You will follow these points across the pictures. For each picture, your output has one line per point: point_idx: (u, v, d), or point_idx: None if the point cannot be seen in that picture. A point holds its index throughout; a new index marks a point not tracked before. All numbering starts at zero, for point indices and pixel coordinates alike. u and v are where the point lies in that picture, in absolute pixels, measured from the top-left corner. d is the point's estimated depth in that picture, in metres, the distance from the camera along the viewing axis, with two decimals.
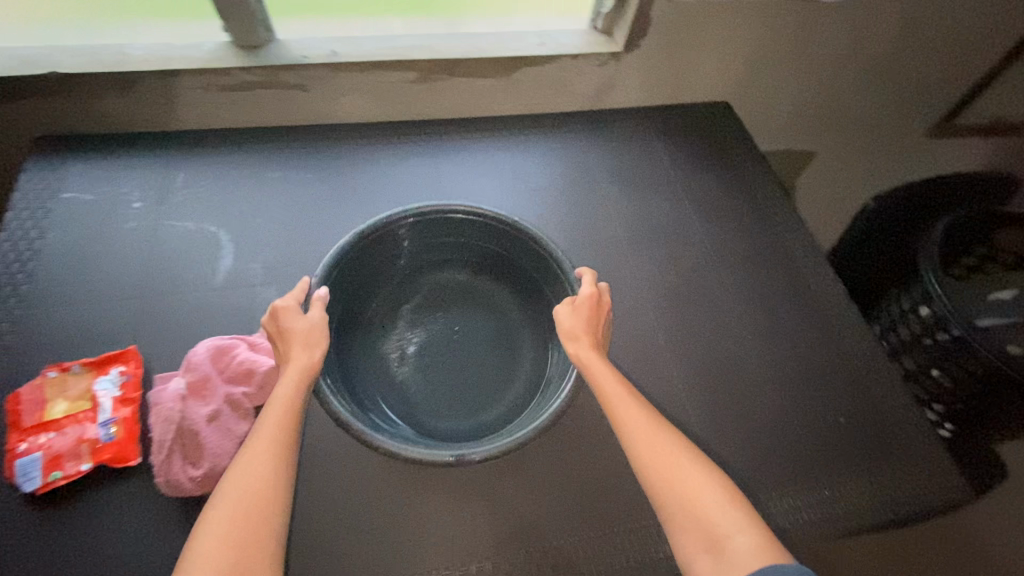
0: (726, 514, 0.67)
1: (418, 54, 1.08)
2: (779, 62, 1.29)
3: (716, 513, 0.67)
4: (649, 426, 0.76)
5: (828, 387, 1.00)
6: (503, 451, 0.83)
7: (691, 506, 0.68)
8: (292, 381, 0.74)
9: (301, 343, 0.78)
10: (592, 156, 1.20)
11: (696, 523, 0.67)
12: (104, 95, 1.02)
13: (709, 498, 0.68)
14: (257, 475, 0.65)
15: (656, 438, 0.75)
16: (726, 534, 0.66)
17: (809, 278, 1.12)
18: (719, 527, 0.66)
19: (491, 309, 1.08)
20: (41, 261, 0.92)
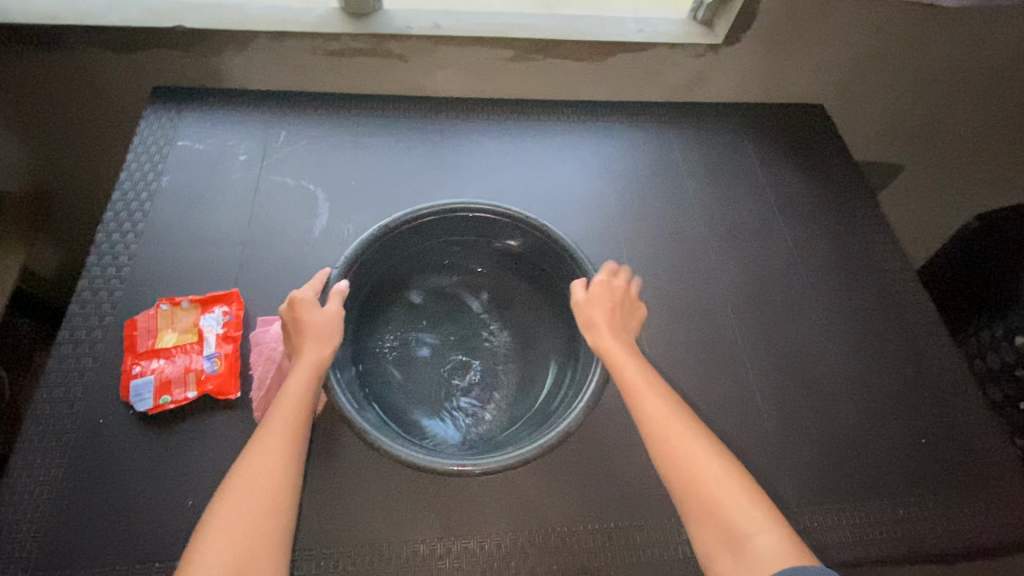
0: (747, 512, 0.65)
1: (517, 33, 1.10)
2: (883, 68, 1.24)
3: (739, 514, 0.65)
4: (671, 419, 0.73)
5: (909, 407, 0.97)
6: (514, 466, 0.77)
7: (710, 504, 0.67)
8: (302, 378, 0.71)
9: (312, 340, 0.75)
10: (678, 148, 1.19)
11: (716, 519, 0.66)
12: (221, 52, 1.08)
13: (728, 495, 0.67)
14: (267, 471, 0.64)
15: (674, 430, 0.72)
16: (746, 534, 0.64)
17: (896, 295, 1.08)
18: (739, 526, 0.64)
19: (520, 315, 0.96)
20: (157, 202, 0.99)
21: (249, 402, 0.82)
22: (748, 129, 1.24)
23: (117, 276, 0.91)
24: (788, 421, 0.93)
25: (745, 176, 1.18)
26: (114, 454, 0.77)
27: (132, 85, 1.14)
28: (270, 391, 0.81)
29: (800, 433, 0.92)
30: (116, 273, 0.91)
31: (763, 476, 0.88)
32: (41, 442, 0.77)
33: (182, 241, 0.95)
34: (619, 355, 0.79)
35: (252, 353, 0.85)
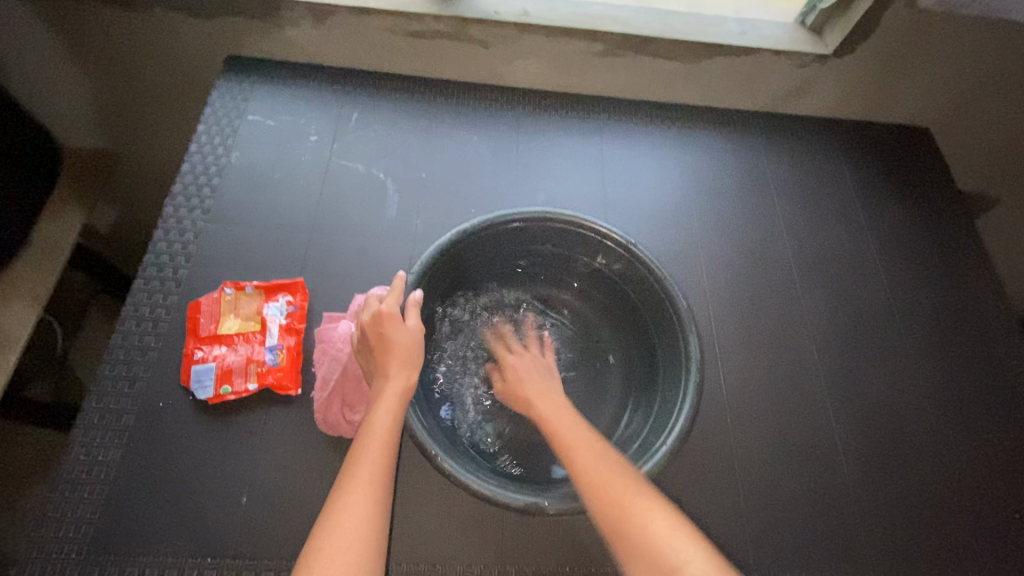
0: (668, 535, 0.53)
1: (610, 27, 1.02)
2: (1007, 94, 1.12)
3: (660, 538, 0.53)
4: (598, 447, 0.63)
5: (1003, 474, 0.88)
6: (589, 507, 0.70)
7: (629, 529, 0.54)
8: (392, 404, 0.64)
9: (399, 362, 0.68)
10: (767, 165, 1.11)
11: (638, 546, 0.53)
12: (298, 25, 1.03)
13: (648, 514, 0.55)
14: (356, 526, 0.53)
15: (594, 451, 0.62)
16: (675, 562, 0.51)
17: (998, 349, 0.99)
18: (663, 554, 0.52)
19: (587, 338, 0.91)
20: (226, 179, 0.96)
21: (310, 400, 0.79)
22: (846, 150, 1.14)
23: (183, 253, 0.89)
24: (871, 477, 0.86)
25: (838, 202, 1.09)
26: (172, 440, 0.76)
27: (207, 53, 1.10)
28: (335, 394, 0.78)
29: (882, 492, 0.85)
30: (182, 250, 0.89)
31: (837, 533, 0.82)
32: (101, 420, 0.76)
33: (248, 223, 0.92)
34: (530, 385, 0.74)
35: (315, 350, 0.82)
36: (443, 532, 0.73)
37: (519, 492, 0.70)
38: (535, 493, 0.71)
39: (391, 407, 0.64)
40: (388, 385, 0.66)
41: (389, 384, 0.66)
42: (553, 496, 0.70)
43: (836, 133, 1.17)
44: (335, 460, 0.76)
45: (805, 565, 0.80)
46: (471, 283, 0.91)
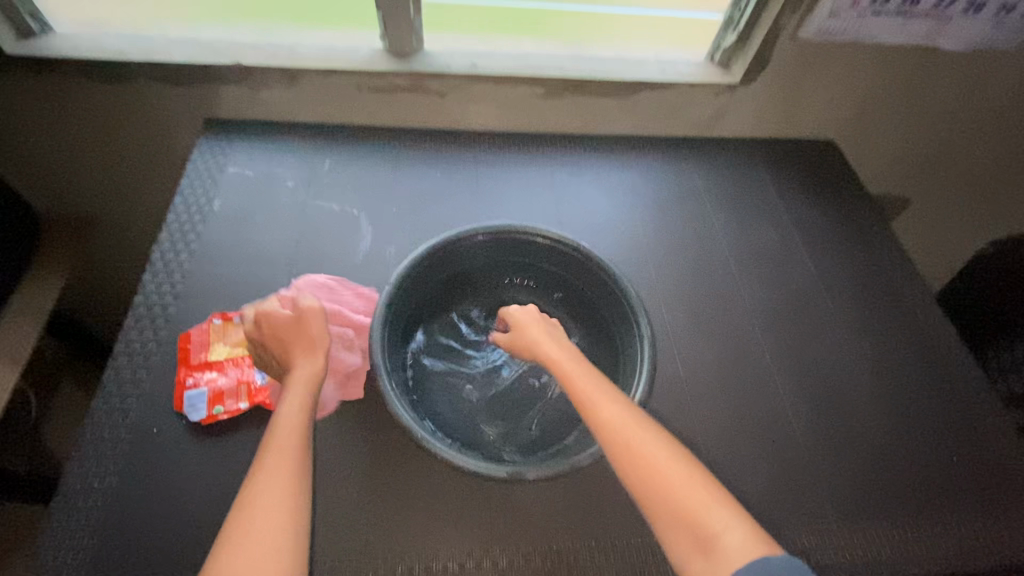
0: (712, 511, 0.61)
1: (547, 73, 1.17)
2: (890, 106, 1.31)
3: (704, 514, 0.61)
4: (631, 421, 0.69)
5: (938, 425, 0.98)
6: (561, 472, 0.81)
7: (678, 506, 0.62)
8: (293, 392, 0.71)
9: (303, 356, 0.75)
10: (697, 179, 1.26)
11: (685, 522, 0.61)
12: (272, 87, 1.15)
13: (693, 496, 0.62)
14: (268, 490, 0.61)
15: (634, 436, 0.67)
16: (715, 531, 0.60)
17: (917, 316, 1.12)
18: (706, 524, 0.60)
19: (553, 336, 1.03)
20: (209, 225, 1.04)
21: None
22: (763, 164, 1.31)
23: (171, 292, 0.95)
24: (822, 439, 0.95)
25: (764, 205, 1.24)
26: (167, 463, 0.79)
27: (185, 118, 1.20)
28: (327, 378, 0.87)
29: (835, 452, 0.93)
30: (170, 290, 0.95)
31: (798, 491, 0.89)
32: (96, 450, 0.79)
33: (232, 261, 1.00)
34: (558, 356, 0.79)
35: None
36: (436, 520, 0.77)
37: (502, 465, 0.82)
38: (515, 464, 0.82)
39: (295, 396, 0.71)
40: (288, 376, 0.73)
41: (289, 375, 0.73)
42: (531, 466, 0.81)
43: (754, 148, 1.34)
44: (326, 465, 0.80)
45: (775, 522, 0.86)
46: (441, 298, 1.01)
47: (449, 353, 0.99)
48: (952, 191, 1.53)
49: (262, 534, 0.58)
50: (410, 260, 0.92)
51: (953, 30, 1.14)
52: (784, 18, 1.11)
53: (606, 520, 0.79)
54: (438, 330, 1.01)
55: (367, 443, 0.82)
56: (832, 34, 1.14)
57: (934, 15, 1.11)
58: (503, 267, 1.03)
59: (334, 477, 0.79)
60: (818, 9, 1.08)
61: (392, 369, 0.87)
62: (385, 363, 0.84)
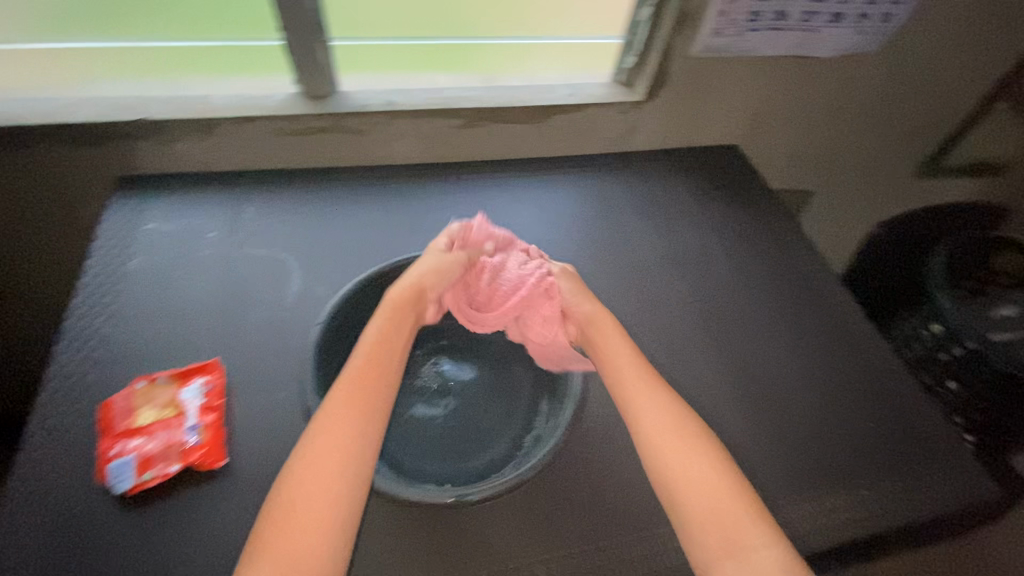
0: (749, 526, 0.77)
1: (463, 104, 1.21)
2: (780, 110, 1.44)
3: (741, 529, 0.77)
4: (679, 437, 0.84)
5: (854, 395, 1.07)
6: (506, 489, 0.84)
7: (716, 517, 0.78)
8: (344, 420, 0.79)
9: (350, 380, 0.84)
10: (618, 192, 1.33)
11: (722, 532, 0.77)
12: (185, 139, 1.13)
13: (728, 509, 0.78)
14: (339, 439, 0.78)
15: (689, 452, 0.83)
16: (753, 545, 0.76)
17: (826, 297, 1.22)
18: (743, 536, 0.76)
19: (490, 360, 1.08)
20: (126, 284, 1.00)
21: (238, 468, 0.81)
22: (676, 171, 1.40)
23: (88, 359, 0.90)
24: (752, 424, 1.01)
25: (681, 210, 1.32)
26: (96, 541, 0.75)
27: (94, 176, 1.16)
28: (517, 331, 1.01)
29: (765, 433, 1.00)
30: (87, 356, 0.91)
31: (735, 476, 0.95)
32: (15, 538, 0.74)
33: (154, 319, 0.96)
34: (623, 350, 0.93)
35: (236, 422, 0.85)
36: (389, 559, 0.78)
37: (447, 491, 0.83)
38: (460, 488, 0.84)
39: (344, 423, 0.79)
40: (330, 402, 0.81)
41: (333, 399, 0.82)
42: (476, 487, 0.84)
43: (665, 158, 1.43)
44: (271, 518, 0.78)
45: None
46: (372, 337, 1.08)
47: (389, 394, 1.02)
48: (845, 181, 1.69)
49: (331, 469, 0.75)
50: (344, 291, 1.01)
51: (821, 39, 1.27)
52: (674, 39, 1.20)
53: (558, 530, 0.81)
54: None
55: None
56: (718, 51, 1.24)
57: (803, 27, 1.23)
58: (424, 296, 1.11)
59: None
60: (701, 29, 1.18)
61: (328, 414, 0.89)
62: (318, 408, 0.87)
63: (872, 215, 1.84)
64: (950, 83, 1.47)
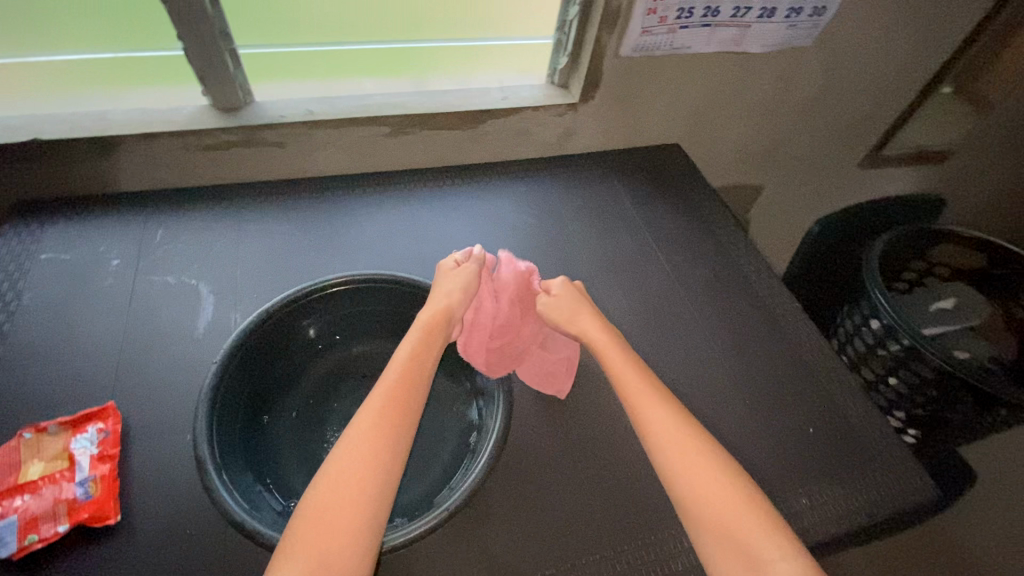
0: (763, 538, 0.71)
1: (389, 112, 1.15)
2: (721, 107, 1.41)
3: (756, 540, 0.71)
4: (692, 442, 0.79)
5: (795, 399, 1.06)
6: (413, 539, 0.79)
7: (729, 528, 0.72)
8: (373, 436, 0.73)
9: (382, 392, 0.78)
10: (557, 197, 1.29)
11: (739, 546, 0.71)
12: (83, 161, 1.05)
13: (744, 518, 0.73)
14: (360, 455, 0.71)
15: (702, 457, 0.78)
16: (767, 558, 0.69)
17: (767, 299, 1.20)
18: (760, 550, 0.70)
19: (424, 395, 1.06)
20: (18, 324, 0.93)
21: (138, 523, 0.76)
22: (617, 173, 1.37)
23: None
24: None
25: (622, 214, 1.29)
26: None
27: None
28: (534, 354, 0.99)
29: None
30: None
31: None
32: None
33: (49, 361, 0.89)
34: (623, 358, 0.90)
35: (136, 472, 0.80)
36: None
37: None
38: None
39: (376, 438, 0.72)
40: (372, 414, 0.75)
41: (373, 411, 0.75)
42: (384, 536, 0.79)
43: (605, 160, 1.39)
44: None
45: None
46: (289, 369, 1.00)
47: (302, 434, 0.95)
48: (791, 174, 1.69)
49: (348, 493, 0.68)
50: (250, 320, 0.91)
51: (755, 35, 1.24)
52: (604, 39, 1.16)
53: (482, 568, 0.78)
54: (290, 409, 0.98)
55: (218, 542, 0.75)
56: (650, 50, 1.20)
57: (736, 23, 1.20)
58: (347, 321, 1.04)
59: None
60: (631, 29, 1.14)
61: (227, 462, 0.81)
62: (214, 458, 0.79)
63: (821, 206, 1.85)
64: (889, 73, 1.46)
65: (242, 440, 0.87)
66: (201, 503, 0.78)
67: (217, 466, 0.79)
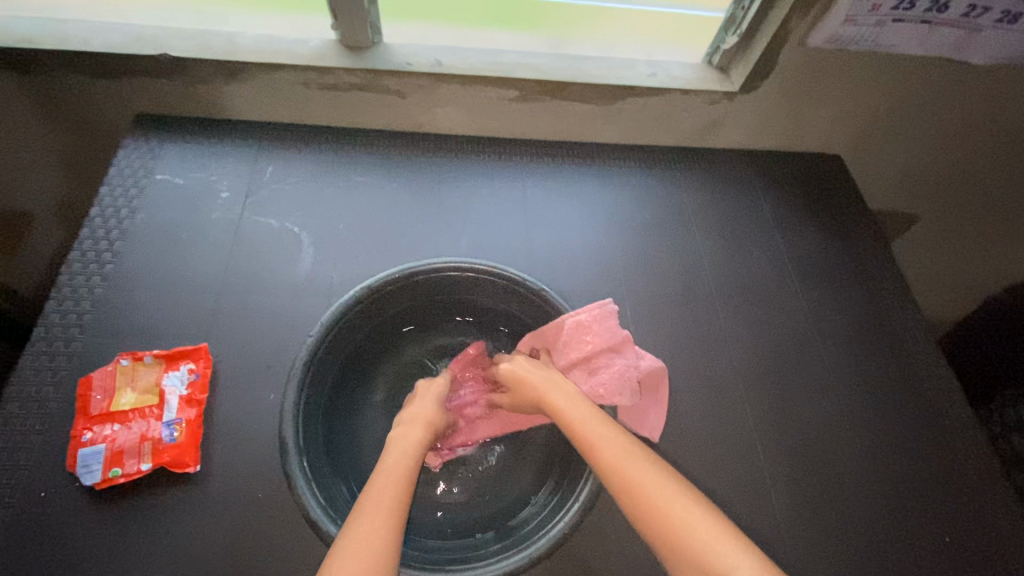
0: (719, 544, 0.55)
1: (522, 74, 1.02)
2: (906, 121, 1.17)
3: (710, 550, 0.55)
4: (631, 456, 0.65)
5: (932, 495, 0.89)
6: None
7: (682, 546, 0.57)
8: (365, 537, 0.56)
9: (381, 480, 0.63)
10: (687, 199, 1.13)
11: (696, 563, 0.55)
12: (206, 82, 1.01)
13: (694, 526, 0.57)
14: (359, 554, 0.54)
15: (640, 471, 0.63)
16: (725, 568, 0.53)
17: (918, 366, 1.01)
18: (714, 560, 0.54)
19: None
20: (128, 242, 0.93)
21: (212, 477, 0.75)
22: (761, 181, 1.18)
23: (76, 324, 0.84)
24: (799, 509, 0.86)
25: (757, 231, 1.12)
26: (54, 534, 0.70)
27: (113, 112, 1.06)
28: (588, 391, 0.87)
29: (813, 529, 0.85)
30: (75, 321, 0.84)
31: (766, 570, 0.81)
32: None
33: (152, 287, 0.89)
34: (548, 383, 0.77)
35: (218, 423, 0.78)
36: None
37: (422, 568, 0.70)
38: (440, 567, 0.70)
39: (373, 525, 0.57)
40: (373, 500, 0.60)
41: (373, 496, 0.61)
42: (456, 572, 0.70)
43: (750, 163, 1.20)
44: (240, 538, 0.72)
45: None
46: (379, 350, 0.93)
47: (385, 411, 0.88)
48: (969, 214, 1.40)
49: None
50: (352, 294, 0.87)
51: (983, 42, 0.99)
52: (792, 22, 0.96)
53: None
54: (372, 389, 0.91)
55: (284, 515, 0.73)
56: (845, 43, 0.99)
57: (963, 25, 0.95)
58: (447, 309, 0.97)
59: (246, 551, 0.71)
60: (831, 14, 0.93)
61: (310, 446, 0.78)
62: (296, 440, 0.76)
63: None
64: None
65: (323, 422, 0.83)
66: (273, 469, 0.76)
67: (300, 451, 0.76)
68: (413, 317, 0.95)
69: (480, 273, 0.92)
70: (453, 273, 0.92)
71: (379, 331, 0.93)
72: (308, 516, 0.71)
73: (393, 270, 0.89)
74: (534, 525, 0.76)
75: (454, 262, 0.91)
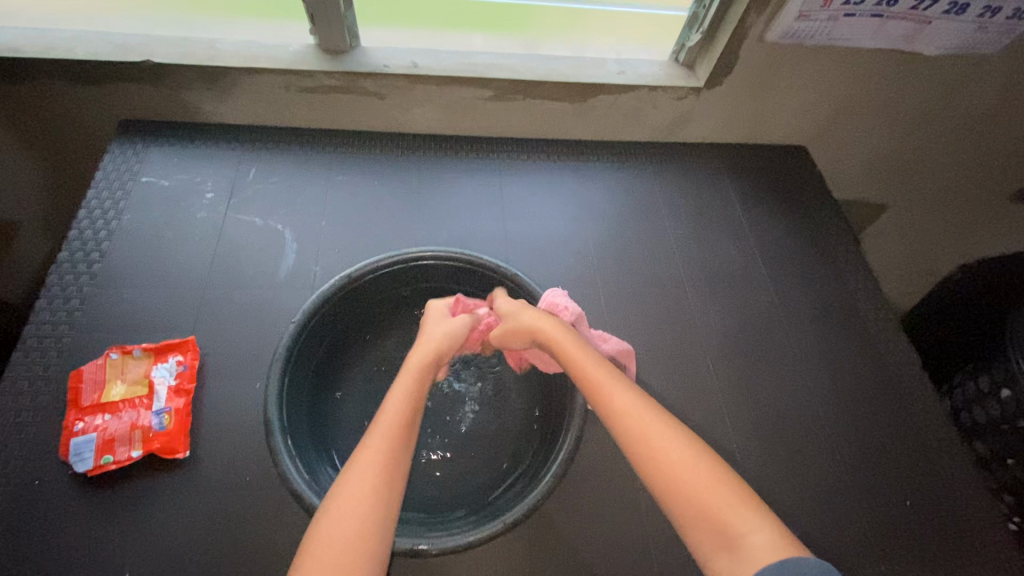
0: (736, 509, 0.58)
1: (494, 74, 1.06)
2: (864, 112, 1.22)
3: (728, 513, 0.57)
4: (650, 414, 0.68)
5: (893, 461, 0.94)
6: (467, 545, 0.73)
7: (697, 505, 0.59)
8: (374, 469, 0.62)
9: (382, 428, 0.67)
10: (656, 189, 1.18)
11: (708, 521, 0.58)
12: (188, 88, 1.04)
13: (712, 490, 0.59)
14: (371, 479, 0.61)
15: (659, 430, 0.66)
16: (739, 532, 0.56)
17: (878, 343, 1.05)
18: (729, 523, 0.57)
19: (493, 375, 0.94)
20: (115, 243, 0.95)
21: (201, 462, 0.78)
22: (728, 172, 1.23)
23: (66, 322, 0.87)
24: (766, 477, 0.90)
25: (724, 220, 1.16)
26: (48, 521, 0.73)
27: (98, 119, 1.09)
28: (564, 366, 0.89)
29: (781, 496, 0.89)
30: (66, 319, 0.87)
31: None
32: None
33: (139, 285, 0.92)
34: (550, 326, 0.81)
35: (204, 411, 0.81)
36: None
37: (405, 534, 0.74)
38: (420, 533, 0.74)
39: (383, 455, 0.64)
40: (377, 449, 0.64)
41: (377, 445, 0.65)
42: (436, 538, 0.74)
43: (717, 156, 1.25)
44: (229, 518, 0.75)
45: None
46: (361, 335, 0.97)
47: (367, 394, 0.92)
48: (929, 198, 1.45)
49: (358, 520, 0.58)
50: (334, 283, 0.90)
51: (931, 33, 1.04)
52: (750, 18, 1.00)
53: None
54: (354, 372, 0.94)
55: (273, 494, 0.77)
56: (801, 37, 1.04)
57: (913, 18, 1.00)
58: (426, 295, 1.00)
59: (237, 529, 0.74)
60: (787, 9, 0.98)
61: (294, 425, 0.81)
62: (281, 421, 0.79)
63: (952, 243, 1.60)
64: None
65: (308, 404, 0.87)
66: (262, 452, 0.80)
67: (284, 430, 0.79)
68: (394, 302, 0.99)
69: (458, 262, 0.96)
70: (432, 261, 0.96)
71: (360, 318, 0.96)
72: (293, 489, 0.75)
73: (374, 260, 0.93)
74: (512, 492, 0.81)
75: (432, 251, 0.95)
